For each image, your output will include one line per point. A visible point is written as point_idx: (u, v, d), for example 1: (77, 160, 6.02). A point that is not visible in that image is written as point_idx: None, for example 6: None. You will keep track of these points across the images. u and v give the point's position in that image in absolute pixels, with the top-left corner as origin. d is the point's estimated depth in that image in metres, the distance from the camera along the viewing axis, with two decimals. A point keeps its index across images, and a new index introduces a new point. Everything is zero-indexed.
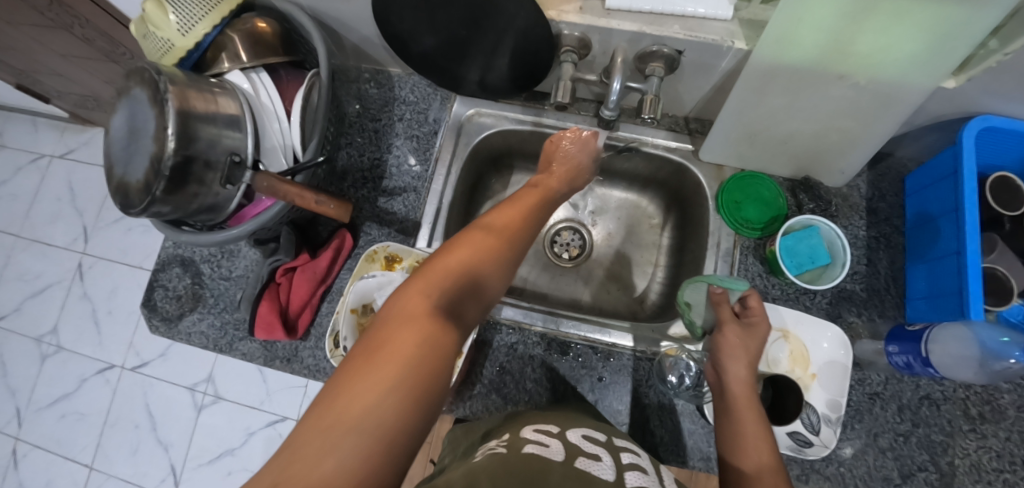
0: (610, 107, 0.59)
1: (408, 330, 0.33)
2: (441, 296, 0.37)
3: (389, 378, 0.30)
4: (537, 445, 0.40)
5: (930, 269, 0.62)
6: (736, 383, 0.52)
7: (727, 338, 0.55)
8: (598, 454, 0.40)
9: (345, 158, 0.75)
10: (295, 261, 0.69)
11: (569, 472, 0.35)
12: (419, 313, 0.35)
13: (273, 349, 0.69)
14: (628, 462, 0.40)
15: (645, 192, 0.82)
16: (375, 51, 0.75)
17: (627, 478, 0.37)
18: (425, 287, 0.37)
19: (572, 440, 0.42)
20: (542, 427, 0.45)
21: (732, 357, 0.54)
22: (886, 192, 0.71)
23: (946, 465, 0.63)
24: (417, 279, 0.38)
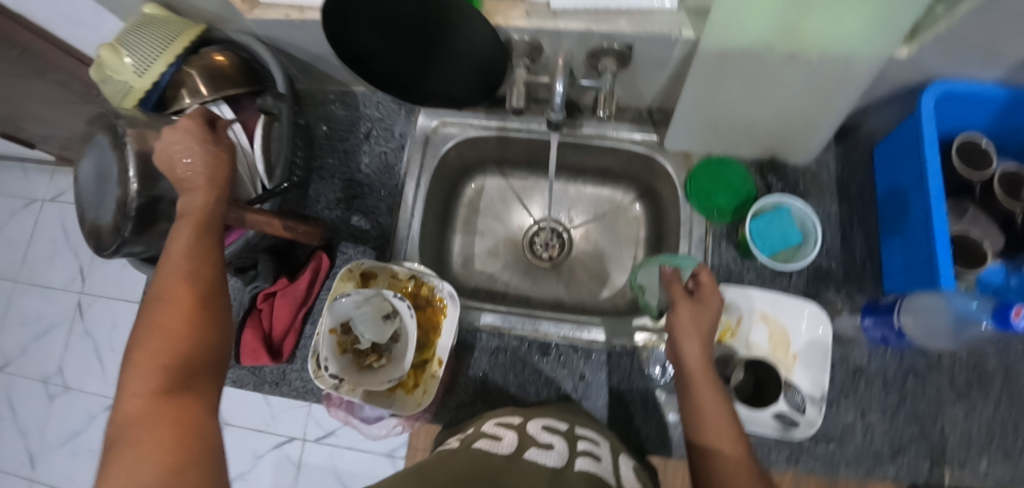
0: (556, 109, 0.59)
1: (144, 414, 0.36)
2: (168, 369, 0.38)
3: (143, 454, 0.33)
4: (490, 438, 0.42)
5: (905, 241, 0.62)
6: (692, 361, 0.51)
7: (679, 317, 0.53)
8: (552, 443, 0.42)
9: (317, 180, 0.76)
10: (275, 286, 0.71)
11: (512, 463, 0.37)
12: (147, 408, 0.36)
13: (261, 373, 0.70)
14: (582, 450, 0.42)
15: (619, 186, 0.82)
16: (335, 72, 0.76)
17: (576, 464, 0.39)
18: (149, 369, 0.38)
19: (530, 431, 0.44)
20: (504, 419, 0.48)
21: (685, 335, 0.52)
22: (855, 167, 0.71)
23: (936, 436, 0.63)
24: (134, 368, 0.38)
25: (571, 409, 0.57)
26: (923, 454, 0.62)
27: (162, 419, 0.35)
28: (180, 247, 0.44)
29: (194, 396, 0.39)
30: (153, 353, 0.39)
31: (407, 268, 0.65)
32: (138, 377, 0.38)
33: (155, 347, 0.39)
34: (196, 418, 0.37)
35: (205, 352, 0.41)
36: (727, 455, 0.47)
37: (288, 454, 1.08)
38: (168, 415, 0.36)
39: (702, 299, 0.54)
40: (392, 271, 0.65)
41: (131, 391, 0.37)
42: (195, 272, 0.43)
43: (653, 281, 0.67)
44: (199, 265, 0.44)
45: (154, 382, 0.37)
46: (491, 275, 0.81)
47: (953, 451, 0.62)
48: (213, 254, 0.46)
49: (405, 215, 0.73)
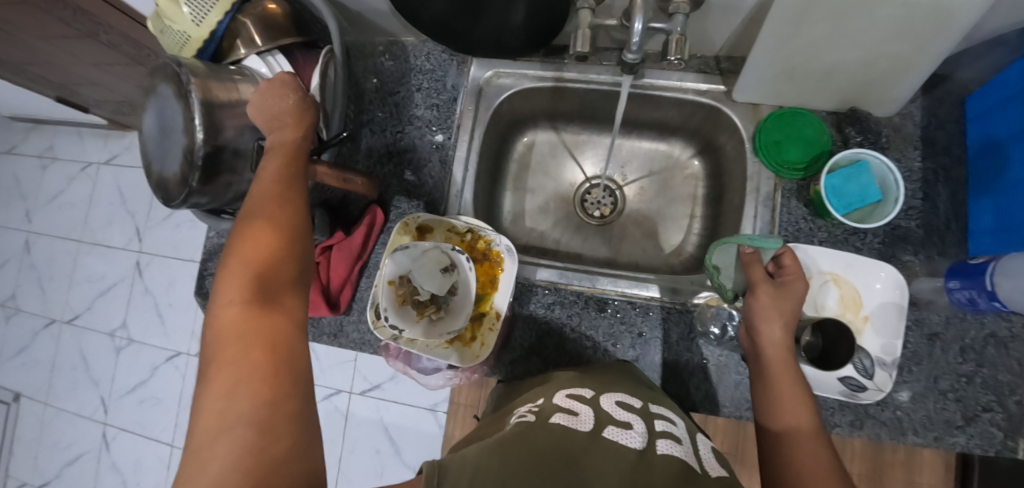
0: (633, 50, 0.55)
1: (238, 329, 0.37)
2: (256, 284, 0.39)
3: (239, 371, 0.35)
4: (566, 414, 0.40)
5: (1000, 202, 0.57)
6: (770, 346, 0.51)
7: (759, 300, 0.53)
8: (630, 423, 0.41)
9: (368, 135, 0.75)
10: (330, 239, 0.71)
11: (595, 450, 0.35)
12: (240, 322, 0.37)
13: (319, 325, 0.72)
14: (660, 430, 0.41)
15: (676, 142, 0.78)
16: (385, 20, 0.73)
17: (658, 447, 0.38)
18: (240, 282, 0.39)
19: (605, 407, 0.42)
20: (575, 391, 0.46)
21: (766, 320, 0.52)
22: (944, 119, 0.65)
23: (1014, 405, 0.60)
24: (228, 284, 0.40)
25: (633, 370, 0.57)
26: (999, 424, 0.60)
27: (250, 336, 0.37)
28: (267, 171, 0.46)
29: (283, 309, 0.40)
30: (245, 268, 0.40)
31: (464, 221, 0.64)
32: (231, 292, 0.39)
33: (243, 262, 0.40)
34: (285, 333, 0.38)
35: (292, 269, 0.42)
36: (800, 431, 0.47)
37: (337, 405, 1.13)
38: (260, 329, 0.37)
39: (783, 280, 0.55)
40: (449, 224, 0.65)
41: (225, 304, 0.39)
42: (278, 192, 0.45)
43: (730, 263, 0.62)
44: (280, 187, 0.45)
45: (243, 299, 0.39)
46: (541, 232, 0.80)
47: None
48: (293, 176, 0.47)
49: (458, 168, 0.71)
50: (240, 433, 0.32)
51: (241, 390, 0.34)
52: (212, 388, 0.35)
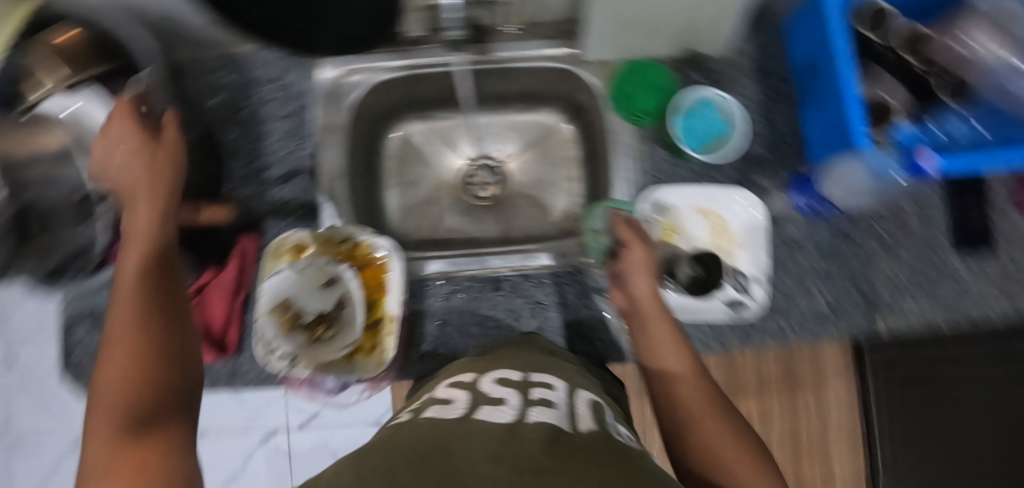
0: None
1: (112, 443, 0.29)
2: (144, 383, 0.33)
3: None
4: (439, 407, 0.39)
5: (819, 113, 0.63)
6: (643, 298, 0.55)
7: (631, 256, 0.58)
8: (504, 398, 0.40)
9: (220, 159, 0.69)
10: (200, 279, 0.65)
11: (461, 424, 0.34)
12: (116, 438, 0.30)
13: (210, 373, 0.66)
14: (537, 399, 0.41)
15: (544, 109, 0.79)
16: (210, 33, 0.67)
17: (529, 415, 0.36)
18: (119, 391, 0.32)
19: (483, 387, 0.42)
20: (456, 379, 0.46)
21: (636, 273, 0.57)
22: (769, 48, 0.70)
23: (868, 288, 0.69)
24: (100, 401, 0.32)
25: (534, 340, 0.58)
26: (858, 307, 0.68)
27: (135, 443, 0.30)
28: (134, 242, 0.43)
29: (177, 420, 0.33)
30: (129, 367, 0.34)
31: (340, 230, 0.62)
32: (107, 404, 0.32)
33: (117, 356, 0.34)
34: (179, 443, 0.32)
35: (187, 369, 0.37)
36: (678, 370, 0.48)
37: (277, 446, 1.03)
38: (149, 439, 0.30)
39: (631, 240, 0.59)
40: (323, 236, 0.61)
41: (99, 419, 0.31)
42: (148, 265, 0.41)
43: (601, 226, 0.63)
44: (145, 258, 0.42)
45: (120, 398, 0.32)
46: (433, 224, 0.79)
47: (883, 298, 0.69)
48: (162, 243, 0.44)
49: (327, 176, 0.68)
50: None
51: None
52: None
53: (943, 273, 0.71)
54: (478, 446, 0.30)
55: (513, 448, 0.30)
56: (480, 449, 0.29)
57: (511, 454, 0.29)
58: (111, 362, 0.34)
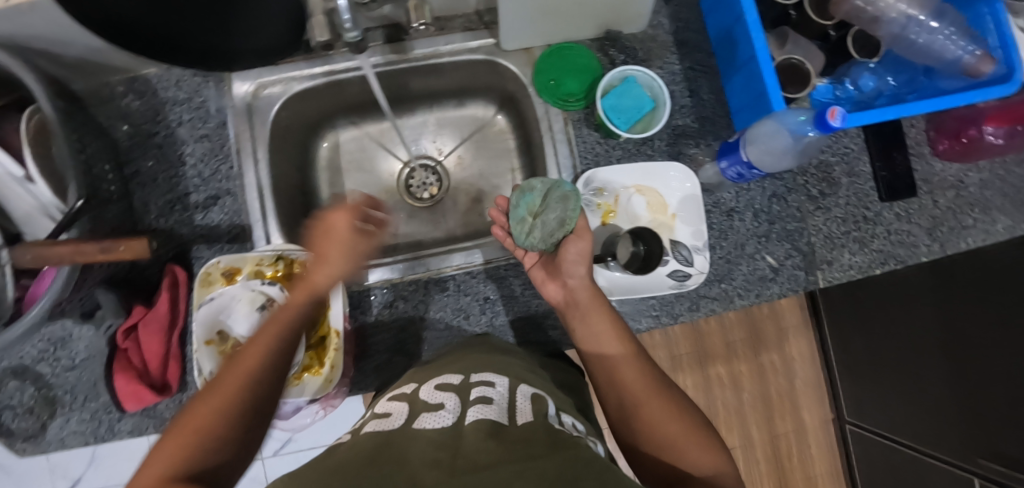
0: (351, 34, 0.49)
1: None
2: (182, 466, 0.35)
3: None
4: (378, 420, 0.39)
5: (741, 80, 0.64)
6: (580, 290, 0.55)
7: (577, 244, 0.55)
8: (442, 403, 0.40)
9: (138, 189, 0.66)
10: (131, 319, 0.62)
11: (399, 434, 0.36)
12: None
13: (157, 413, 0.63)
14: (476, 399, 0.41)
15: (477, 102, 0.78)
16: (108, 56, 0.63)
17: (468, 415, 0.38)
18: (161, 465, 0.35)
19: (421, 395, 0.43)
20: (397, 391, 0.46)
21: (576, 262, 0.55)
22: (687, 21, 0.71)
23: (804, 245, 0.71)
24: (147, 468, 0.35)
25: (484, 340, 0.57)
26: (798, 264, 0.70)
27: None
28: (279, 319, 0.47)
29: None
30: (180, 447, 0.36)
31: (270, 250, 0.59)
32: (149, 474, 0.34)
33: (190, 425, 0.38)
34: None
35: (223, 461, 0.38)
36: (619, 356, 0.51)
37: (253, 476, 1.01)
38: None
39: (581, 229, 0.56)
40: (254, 260, 0.59)
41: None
42: (259, 349, 0.44)
43: (554, 220, 0.60)
44: (275, 349, 0.45)
45: (161, 472, 0.35)
46: None
47: (821, 254, 0.71)
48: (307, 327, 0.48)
49: (254, 195, 0.65)
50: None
51: None
52: None
53: (873, 222, 0.74)
54: (419, 447, 0.33)
55: (456, 449, 0.32)
56: (425, 447, 0.33)
57: (436, 453, 0.32)
58: (178, 431, 0.38)
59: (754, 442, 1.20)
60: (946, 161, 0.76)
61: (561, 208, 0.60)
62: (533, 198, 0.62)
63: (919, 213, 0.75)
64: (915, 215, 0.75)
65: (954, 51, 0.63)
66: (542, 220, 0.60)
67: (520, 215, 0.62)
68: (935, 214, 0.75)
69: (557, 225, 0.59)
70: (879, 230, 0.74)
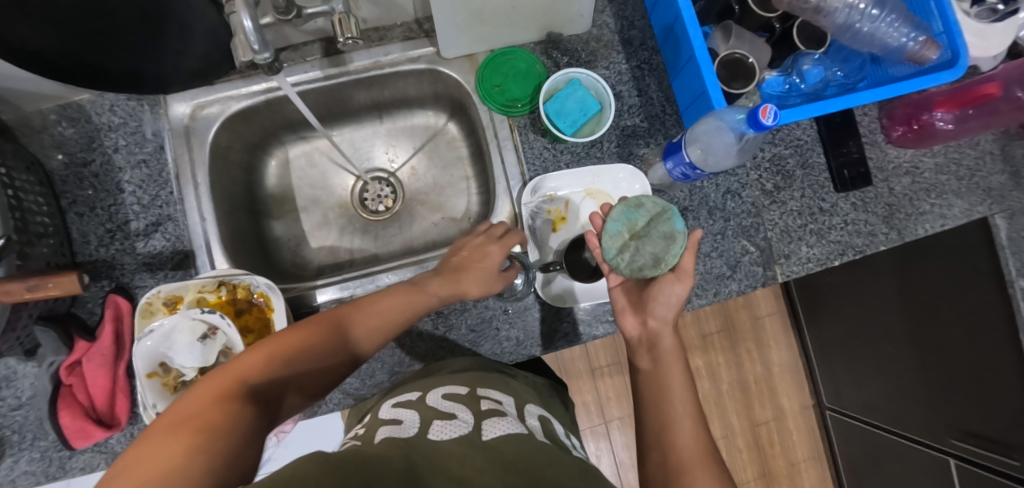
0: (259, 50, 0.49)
1: (205, 400, 0.37)
2: (263, 369, 0.41)
3: (189, 431, 0.33)
4: (392, 425, 0.43)
5: (686, 77, 0.63)
6: (664, 325, 0.53)
7: (667, 283, 0.53)
8: (455, 412, 0.45)
9: (77, 219, 0.64)
10: (75, 354, 0.61)
11: (418, 442, 0.39)
12: (220, 399, 0.37)
13: (108, 447, 0.62)
14: (486, 410, 0.46)
15: (428, 110, 0.77)
16: (33, 85, 0.61)
17: (484, 427, 0.42)
18: (252, 363, 0.41)
19: (430, 404, 0.47)
20: (401, 398, 0.49)
21: (659, 302, 0.53)
22: (632, 18, 0.70)
23: (762, 241, 0.71)
24: (245, 357, 0.42)
25: (443, 364, 0.58)
26: (755, 261, 0.70)
27: (221, 405, 0.36)
28: (372, 309, 0.50)
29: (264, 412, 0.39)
30: (270, 351, 0.43)
31: (211, 277, 0.58)
32: (240, 366, 0.41)
33: (284, 342, 0.44)
34: (246, 429, 0.36)
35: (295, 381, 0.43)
36: (669, 392, 0.50)
37: None
38: (230, 412, 0.36)
39: (683, 273, 0.53)
40: (196, 287, 0.58)
41: (228, 372, 0.40)
42: (354, 332, 0.48)
43: (648, 254, 0.56)
44: (362, 333, 0.49)
45: (245, 369, 0.40)
46: (331, 247, 0.76)
47: (778, 248, 0.71)
48: (393, 326, 0.51)
49: (196, 220, 0.64)
50: (161, 462, 0.31)
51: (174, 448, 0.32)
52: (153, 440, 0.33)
53: (828, 214, 0.74)
54: (446, 461, 0.36)
55: (489, 453, 0.38)
56: (450, 463, 0.37)
57: (463, 469, 0.36)
58: (275, 337, 0.44)
59: (735, 430, 1.20)
60: (899, 148, 0.75)
61: (663, 243, 0.56)
62: (637, 218, 0.59)
63: (874, 201, 0.75)
64: (870, 204, 0.74)
65: (897, 38, 0.63)
66: (638, 247, 0.57)
67: (615, 229, 0.58)
68: (890, 201, 0.75)
69: (651, 262, 0.55)
70: (835, 221, 0.74)
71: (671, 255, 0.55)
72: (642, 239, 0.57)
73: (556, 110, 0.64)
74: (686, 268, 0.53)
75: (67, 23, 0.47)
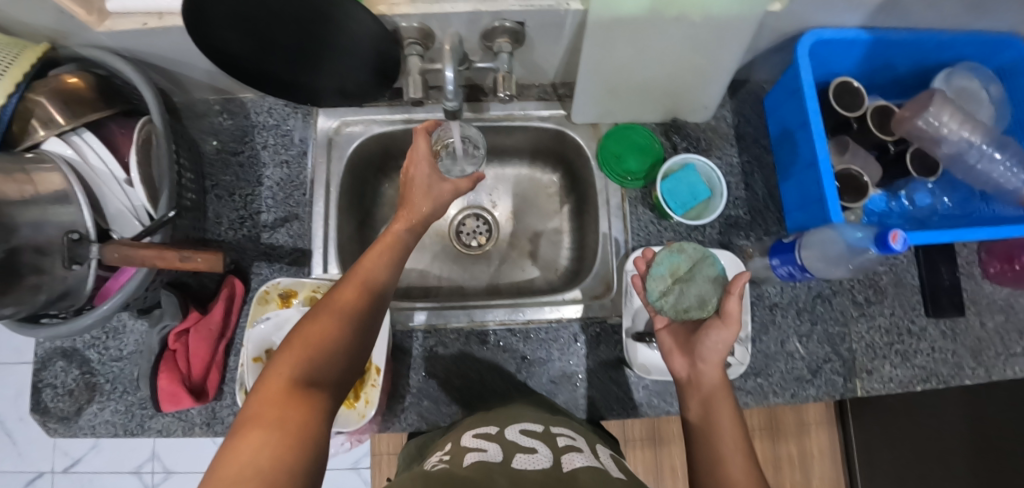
0: (451, 98, 0.54)
1: (268, 399, 0.38)
2: (305, 359, 0.42)
3: (263, 429, 0.35)
4: (477, 451, 0.45)
5: (801, 180, 0.65)
6: (711, 365, 0.52)
7: (718, 336, 0.51)
8: (534, 447, 0.46)
9: (214, 200, 0.70)
10: (184, 322, 0.65)
11: (504, 468, 0.41)
12: (284, 393, 0.39)
13: (188, 417, 0.66)
14: (564, 446, 0.48)
15: (536, 163, 0.82)
16: (216, 79, 0.69)
17: (562, 461, 0.44)
18: (292, 355, 0.42)
19: (509, 439, 0.49)
20: (481, 430, 0.52)
21: (711, 346, 0.52)
22: (749, 116, 0.75)
23: (845, 351, 0.71)
24: (285, 352, 0.43)
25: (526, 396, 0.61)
26: (837, 371, 0.70)
27: (287, 399, 0.38)
28: (364, 275, 0.51)
29: (319, 395, 0.40)
30: (303, 343, 0.43)
31: (330, 280, 0.64)
32: (283, 363, 0.42)
33: (315, 329, 0.45)
34: (308, 416, 0.38)
35: (342, 362, 0.45)
36: (721, 436, 0.47)
37: None
38: (293, 405, 0.38)
39: (728, 318, 0.51)
40: (311, 287, 0.63)
41: (277, 370, 0.41)
42: (371, 302, 0.49)
43: (693, 297, 0.59)
44: (368, 297, 0.49)
45: (293, 357, 0.42)
46: (422, 271, 0.80)
47: (861, 363, 0.71)
48: (386, 283, 0.52)
49: (320, 224, 0.69)
50: (241, 467, 0.32)
51: (260, 444, 0.34)
52: (237, 441, 0.34)
53: (915, 336, 0.73)
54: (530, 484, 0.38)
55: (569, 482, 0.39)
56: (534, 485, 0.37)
57: None
58: (303, 327, 0.45)
59: None
60: (996, 285, 0.75)
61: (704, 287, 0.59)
62: (680, 261, 0.63)
63: (964, 333, 0.74)
64: (960, 335, 0.74)
65: (1014, 183, 0.64)
66: (683, 290, 0.60)
67: (660, 273, 0.62)
68: (980, 336, 0.74)
69: (695, 304, 0.58)
70: (922, 346, 0.73)
71: (713, 299, 0.58)
72: (687, 283, 0.61)
73: (669, 190, 0.68)
74: (732, 313, 0.51)
75: (290, 44, 0.56)
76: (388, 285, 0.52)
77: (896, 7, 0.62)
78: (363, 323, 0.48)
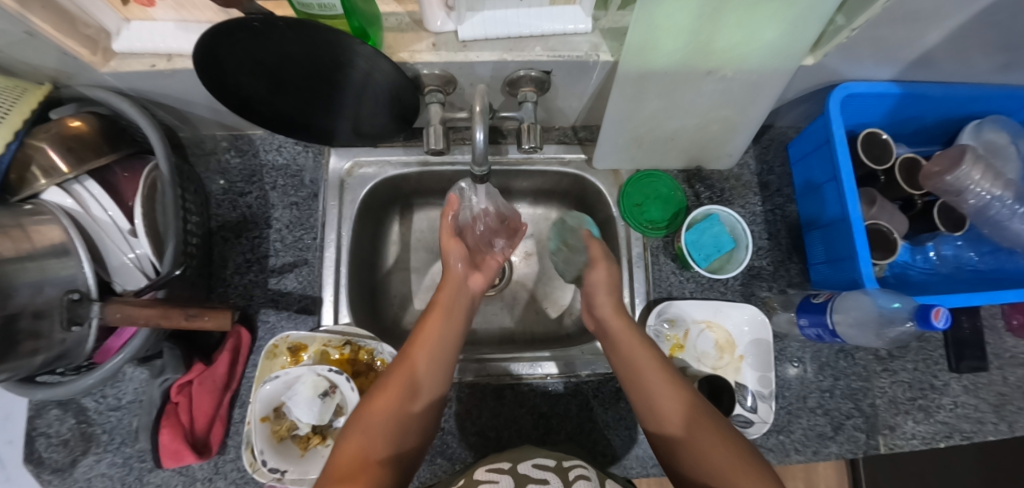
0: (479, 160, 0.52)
1: (338, 475, 0.40)
2: (370, 438, 0.44)
3: None
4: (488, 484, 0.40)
5: (825, 235, 0.64)
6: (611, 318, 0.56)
7: (596, 275, 0.59)
8: (546, 478, 0.41)
9: (221, 242, 0.68)
10: (187, 374, 0.61)
11: None
12: (349, 470, 0.40)
13: (190, 472, 0.63)
14: (577, 476, 0.41)
15: (553, 203, 0.79)
16: (227, 118, 0.67)
17: None
18: (358, 435, 0.44)
19: (521, 470, 0.43)
20: (495, 463, 0.45)
21: (598, 293, 0.58)
22: (773, 164, 0.74)
23: (868, 407, 0.69)
24: (352, 432, 0.44)
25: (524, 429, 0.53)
26: (860, 427, 0.69)
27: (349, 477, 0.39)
28: (419, 354, 0.51)
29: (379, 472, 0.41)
30: (366, 422, 0.45)
31: (340, 334, 0.61)
32: (351, 443, 0.43)
33: (376, 409, 0.46)
34: None
35: (405, 440, 0.45)
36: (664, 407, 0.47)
37: None
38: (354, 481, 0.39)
39: (596, 258, 0.60)
40: (322, 340, 0.61)
41: (346, 449, 0.43)
42: (429, 378, 0.50)
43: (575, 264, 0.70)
44: (431, 368, 0.51)
45: (360, 436, 0.44)
46: None
47: (883, 418, 0.69)
48: (447, 350, 0.53)
49: (330, 269, 0.67)
50: None
51: None
52: None
53: (939, 391, 0.71)
54: None
55: None
56: None
57: None
58: (365, 407, 0.46)
59: None
60: (1018, 338, 0.73)
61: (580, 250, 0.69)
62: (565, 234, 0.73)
63: (987, 388, 0.72)
64: (983, 389, 0.72)
65: None
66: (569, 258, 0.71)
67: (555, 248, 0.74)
68: (1003, 390, 0.72)
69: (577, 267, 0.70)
70: (945, 400, 0.71)
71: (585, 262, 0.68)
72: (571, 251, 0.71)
73: (690, 240, 0.67)
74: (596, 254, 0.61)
75: (308, 89, 0.54)
76: (445, 358, 0.52)
77: (929, 64, 0.61)
78: (422, 402, 0.48)
